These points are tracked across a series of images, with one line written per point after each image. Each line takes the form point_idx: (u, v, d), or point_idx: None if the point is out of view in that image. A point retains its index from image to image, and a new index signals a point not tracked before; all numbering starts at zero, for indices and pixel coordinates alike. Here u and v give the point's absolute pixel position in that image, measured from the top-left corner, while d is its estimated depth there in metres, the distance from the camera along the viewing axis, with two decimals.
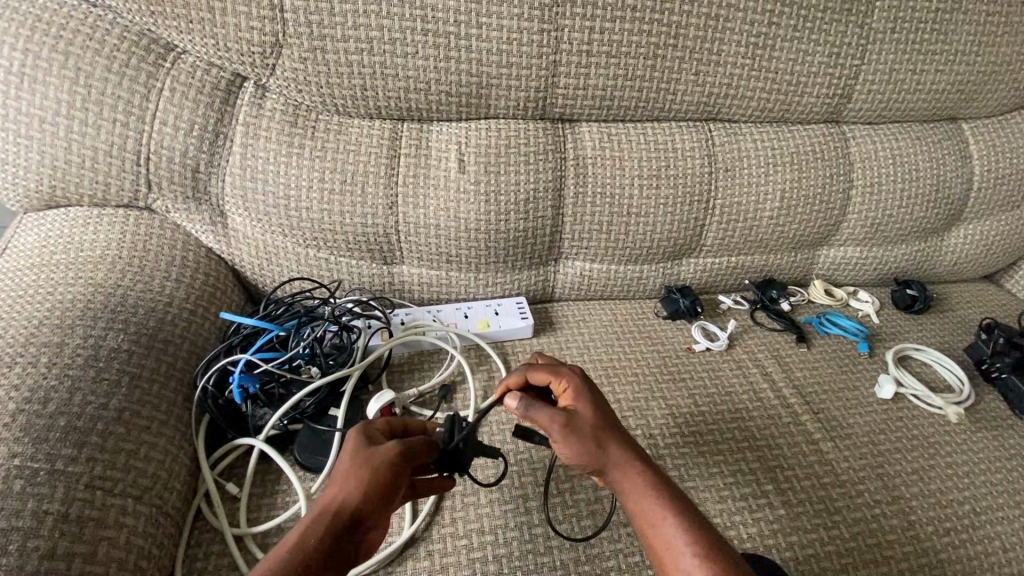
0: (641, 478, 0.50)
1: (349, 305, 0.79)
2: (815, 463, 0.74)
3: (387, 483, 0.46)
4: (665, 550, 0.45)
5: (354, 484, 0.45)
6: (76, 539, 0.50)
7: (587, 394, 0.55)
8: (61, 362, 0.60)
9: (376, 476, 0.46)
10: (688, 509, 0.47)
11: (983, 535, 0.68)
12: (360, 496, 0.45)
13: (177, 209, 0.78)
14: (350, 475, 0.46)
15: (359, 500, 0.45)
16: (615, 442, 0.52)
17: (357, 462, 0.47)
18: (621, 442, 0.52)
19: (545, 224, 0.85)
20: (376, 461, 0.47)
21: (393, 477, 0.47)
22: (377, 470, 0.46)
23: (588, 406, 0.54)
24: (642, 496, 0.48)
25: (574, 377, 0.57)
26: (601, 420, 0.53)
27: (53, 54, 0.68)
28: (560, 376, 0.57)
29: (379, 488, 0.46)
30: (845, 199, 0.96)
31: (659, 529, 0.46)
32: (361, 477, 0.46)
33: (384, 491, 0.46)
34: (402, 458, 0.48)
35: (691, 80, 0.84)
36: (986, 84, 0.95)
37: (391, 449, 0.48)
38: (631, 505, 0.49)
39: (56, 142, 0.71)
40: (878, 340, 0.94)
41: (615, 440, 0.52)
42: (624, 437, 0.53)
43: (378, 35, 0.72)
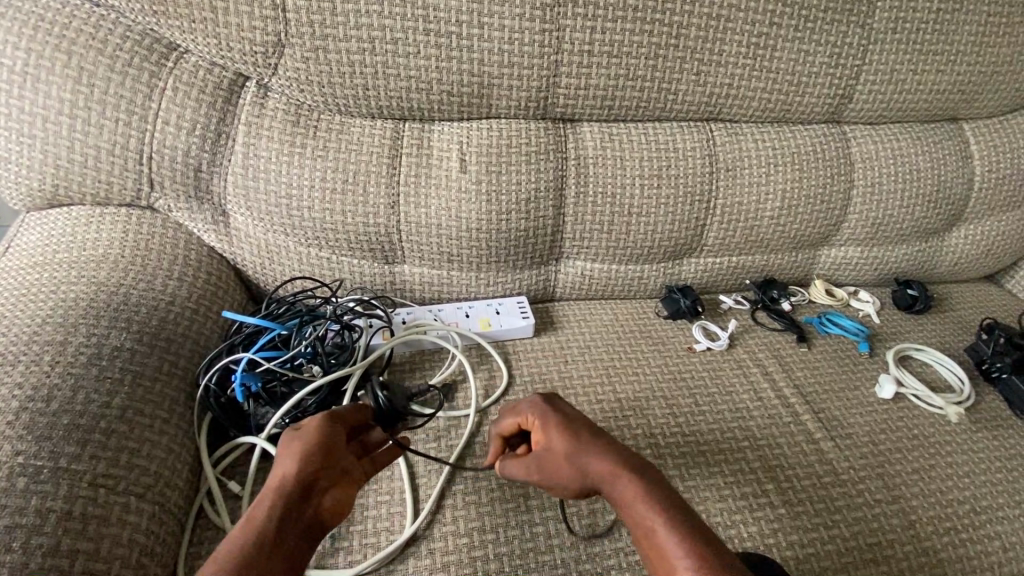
0: (622, 482, 0.49)
1: (351, 304, 0.79)
2: (815, 463, 0.74)
3: (322, 448, 0.49)
4: (659, 555, 0.45)
5: (288, 458, 0.48)
6: (79, 536, 0.50)
7: (551, 420, 0.56)
8: (64, 360, 0.60)
9: (309, 446, 0.49)
10: (674, 507, 0.47)
11: (983, 534, 0.68)
12: (298, 465, 0.47)
13: (179, 209, 0.78)
14: (287, 452, 0.49)
15: (297, 470, 0.47)
16: (589, 459, 0.51)
17: (290, 442, 0.50)
18: (596, 453, 0.52)
19: (546, 223, 0.85)
20: (306, 434, 0.50)
21: (325, 443, 0.50)
22: (307, 440, 0.49)
23: (557, 433, 0.54)
24: (628, 498, 0.48)
25: (538, 407, 0.58)
26: (574, 441, 0.53)
27: (56, 53, 0.69)
28: (524, 414, 0.58)
29: (314, 453, 0.48)
30: (846, 199, 0.96)
31: (650, 536, 0.46)
32: (294, 450, 0.48)
33: (321, 454, 0.49)
34: (329, 426, 0.52)
35: (692, 80, 0.84)
36: (987, 84, 0.95)
37: (316, 423, 0.52)
38: (624, 513, 0.49)
39: (58, 141, 0.71)
40: (878, 340, 0.94)
41: (591, 454, 0.52)
42: (596, 441, 0.53)
43: (379, 35, 0.72)
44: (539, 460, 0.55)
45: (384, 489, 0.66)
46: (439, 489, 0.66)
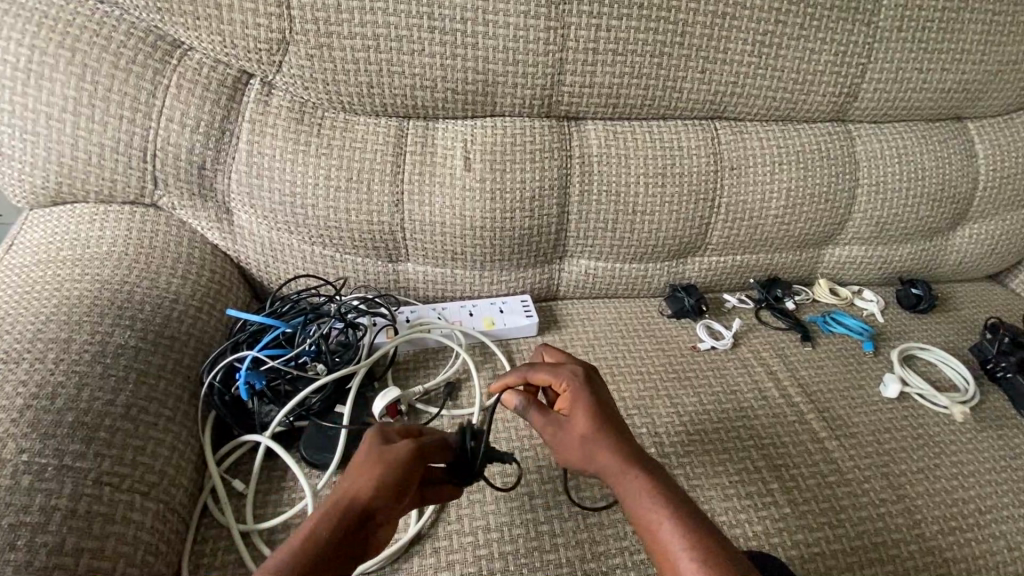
0: (633, 480, 0.49)
1: (355, 303, 0.79)
2: (820, 462, 0.74)
3: (399, 481, 0.46)
4: (663, 556, 0.45)
5: (364, 480, 0.45)
6: (84, 534, 0.50)
7: (581, 394, 0.55)
8: (69, 358, 0.60)
9: (388, 474, 0.46)
10: (684, 510, 0.47)
11: (989, 534, 0.68)
12: (373, 492, 0.45)
13: (183, 206, 0.78)
14: (366, 468, 0.46)
15: (370, 497, 0.45)
16: (606, 446, 0.51)
17: (371, 459, 0.46)
18: (614, 445, 0.52)
19: (550, 222, 0.85)
20: (391, 455, 0.47)
21: (405, 476, 0.47)
22: (390, 469, 0.46)
23: (582, 411, 0.54)
24: (636, 496, 0.48)
25: (573, 378, 0.57)
26: (597, 423, 0.53)
27: (60, 50, 0.68)
28: (554, 377, 0.58)
29: (391, 485, 0.46)
30: (851, 198, 0.96)
31: (656, 534, 0.46)
32: (372, 474, 0.45)
33: (396, 488, 0.46)
34: (415, 459, 0.48)
35: (697, 78, 0.84)
36: (992, 82, 0.95)
37: (405, 448, 0.48)
38: (628, 507, 0.49)
39: (62, 139, 0.71)
40: (883, 339, 0.94)
41: (608, 444, 0.52)
42: (616, 433, 0.53)
43: (383, 32, 0.72)
44: (555, 422, 0.55)
45: None
46: None
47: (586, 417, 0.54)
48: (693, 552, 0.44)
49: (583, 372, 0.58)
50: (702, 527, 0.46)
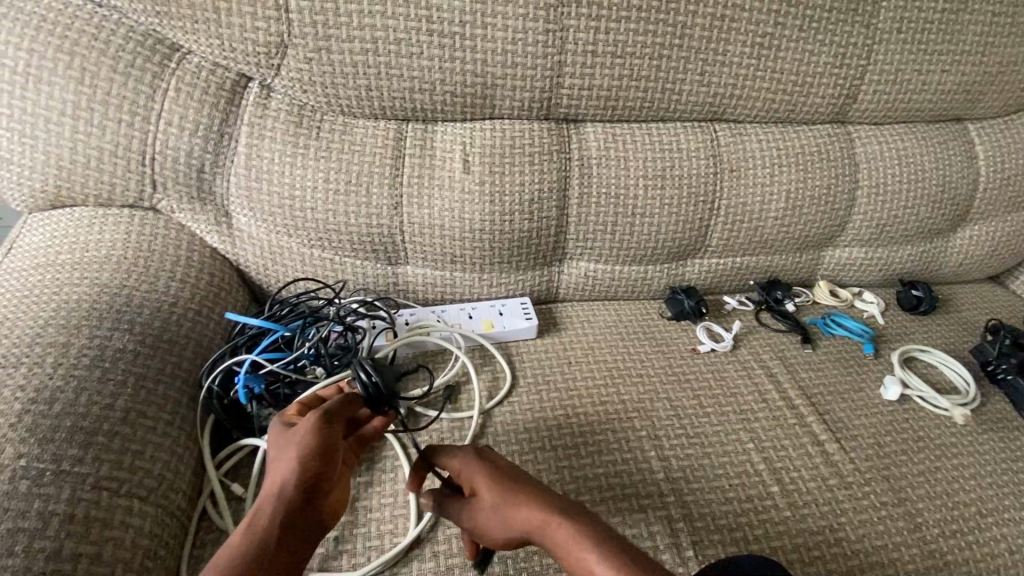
0: (557, 529, 0.48)
1: (354, 306, 0.79)
2: (821, 465, 0.74)
3: (321, 449, 0.51)
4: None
5: (285, 463, 0.49)
6: (82, 539, 0.50)
7: (474, 468, 0.53)
8: (67, 362, 0.60)
9: (305, 448, 0.50)
10: (612, 546, 0.47)
11: (990, 537, 0.68)
12: (297, 471, 0.48)
13: (182, 210, 0.78)
14: (285, 451, 0.50)
15: (296, 476, 0.48)
16: (517, 508, 0.50)
17: (286, 444, 0.51)
18: (526, 501, 0.50)
19: (550, 224, 0.85)
20: (300, 433, 0.51)
21: (325, 442, 0.51)
22: (304, 442, 0.50)
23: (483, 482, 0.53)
24: (564, 546, 0.48)
25: (461, 450, 0.55)
26: (499, 490, 0.52)
27: (59, 54, 0.68)
28: (444, 455, 0.55)
29: (312, 459, 0.50)
30: (850, 200, 0.96)
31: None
32: (291, 454, 0.50)
33: (318, 456, 0.50)
34: (326, 424, 0.53)
35: (696, 80, 0.84)
36: (992, 84, 0.94)
37: (312, 419, 0.53)
38: (563, 561, 0.48)
39: (62, 142, 0.71)
40: (883, 342, 0.94)
41: (521, 501, 0.50)
42: (523, 485, 0.52)
43: (383, 35, 0.72)
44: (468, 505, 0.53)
45: (388, 492, 0.66)
46: None
47: (487, 492, 0.52)
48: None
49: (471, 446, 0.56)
50: (629, 554, 0.46)
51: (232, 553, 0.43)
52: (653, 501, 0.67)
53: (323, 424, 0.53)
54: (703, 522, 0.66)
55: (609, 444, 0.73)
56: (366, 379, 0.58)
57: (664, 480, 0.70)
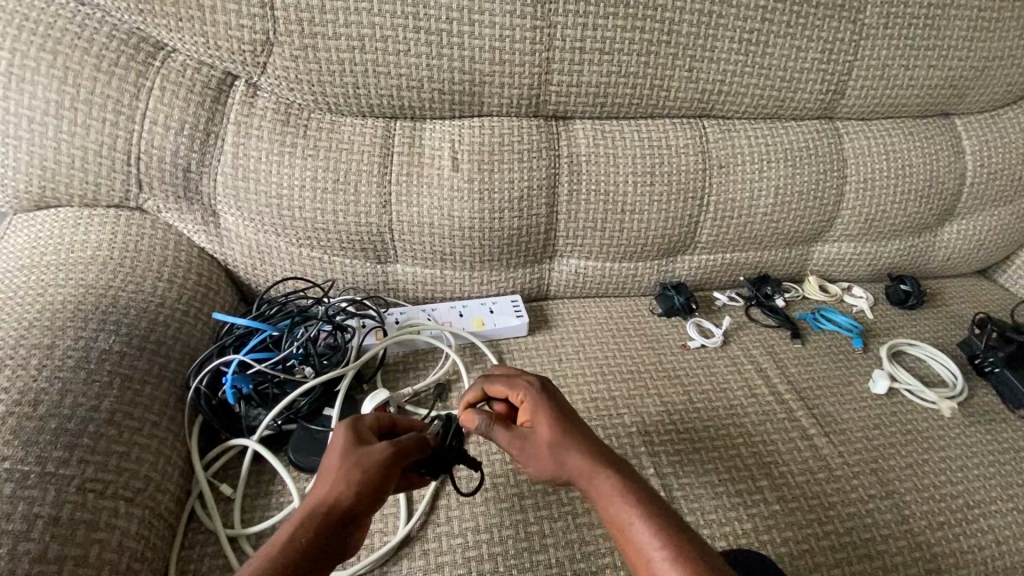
0: (603, 481, 0.49)
1: (343, 304, 0.79)
2: (810, 459, 0.74)
3: (382, 483, 0.47)
4: (639, 558, 0.45)
5: (339, 480, 0.45)
6: (67, 541, 0.49)
7: (540, 407, 0.55)
8: (52, 364, 0.59)
9: (368, 477, 0.46)
10: (657, 509, 0.47)
11: (976, 529, 0.68)
12: (352, 499, 0.45)
13: (169, 210, 0.77)
14: (345, 468, 0.46)
15: (349, 502, 0.45)
16: (573, 449, 0.51)
17: (350, 461, 0.47)
18: (580, 449, 0.52)
19: (540, 222, 0.85)
20: (368, 460, 0.47)
21: (388, 477, 0.47)
22: (371, 471, 0.46)
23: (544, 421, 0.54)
24: (607, 498, 0.48)
25: (530, 388, 0.57)
26: (558, 427, 0.53)
27: (42, 54, 0.68)
28: (514, 390, 0.58)
29: (370, 494, 0.46)
30: (839, 194, 0.96)
31: (627, 528, 0.46)
32: (351, 476, 0.46)
33: (378, 490, 0.46)
34: (394, 463, 0.48)
35: (684, 77, 0.84)
36: (979, 79, 0.95)
37: (385, 449, 0.48)
38: (603, 511, 0.48)
39: (45, 142, 0.71)
40: (872, 336, 0.94)
41: (577, 446, 0.52)
42: (583, 434, 0.53)
43: (369, 33, 0.71)
44: (519, 436, 0.54)
45: None
46: (432, 490, 0.65)
47: (545, 428, 0.53)
48: (668, 549, 0.44)
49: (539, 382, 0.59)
50: (670, 524, 0.46)
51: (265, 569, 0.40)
52: None
53: (392, 461, 0.48)
54: (693, 517, 0.66)
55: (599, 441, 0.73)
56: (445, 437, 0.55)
57: (655, 475, 0.70)
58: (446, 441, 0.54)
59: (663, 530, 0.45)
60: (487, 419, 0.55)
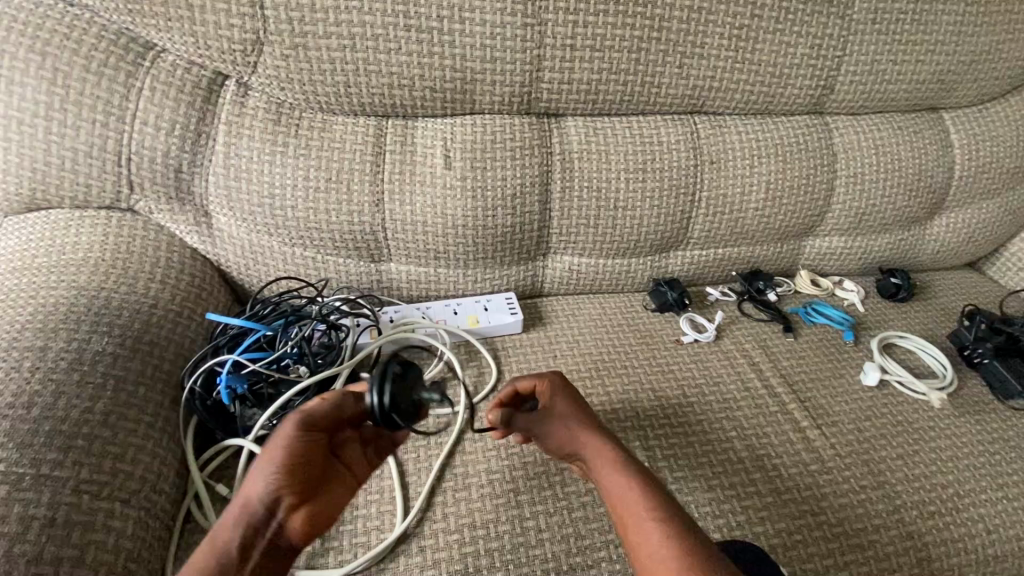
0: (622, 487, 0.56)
1: (338, 304, 0.79)
2: (802, 451, 0.75)
3: (295, 466, 0.49)
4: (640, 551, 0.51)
5: (250, 476, 0.48)
6: (63, 543, 0.49)
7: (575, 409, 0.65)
8: (45, 366, 0.59)
9: (272, 465, 0.48)
10: (664, 508, 0.53)
11: (966, 518, 0.69)
12: (262, 489, 0.47)
13: (160, 210, 0.77)
14: (259, 462, 0.49)
15: (262, 493, 0.47)
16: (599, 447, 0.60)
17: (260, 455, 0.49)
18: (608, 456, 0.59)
19: (533, 219, 0.85)
20: (275, 446, 0.49)
21: (302, 459, 0.49)
22: (278, 461, 0.48)
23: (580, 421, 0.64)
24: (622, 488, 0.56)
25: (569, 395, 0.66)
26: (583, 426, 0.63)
27: (30, 55, 0.67)
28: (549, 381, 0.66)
29: (282, 478, 0.48)
30: (830, 189, 0.97)
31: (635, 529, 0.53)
32: (263, 470, 0.48)
33: (293, 474, 0.49)
34: (303, 441, 0.50)
35: (675, 73, 0.84)
36: (966, 73, 0.96)
37: (288, 432, 0.50)
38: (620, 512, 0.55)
39: (35, 144, 0.70)
40: (863, 329, 0.95)
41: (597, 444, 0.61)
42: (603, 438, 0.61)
43: (359, 32, 0.71)
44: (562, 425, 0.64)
45: (375, 488, 0.66)
46: (428, 487, 0.66)
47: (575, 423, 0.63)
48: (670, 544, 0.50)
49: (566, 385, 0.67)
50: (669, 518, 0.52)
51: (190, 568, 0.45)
52: None
53: (301, 438, 0.50)
54: (688, 509, 0.67)
55: None
56: (373, 400, 0.48)
57: (649, 469, 0.70)
58: (375, 403, 0.48)
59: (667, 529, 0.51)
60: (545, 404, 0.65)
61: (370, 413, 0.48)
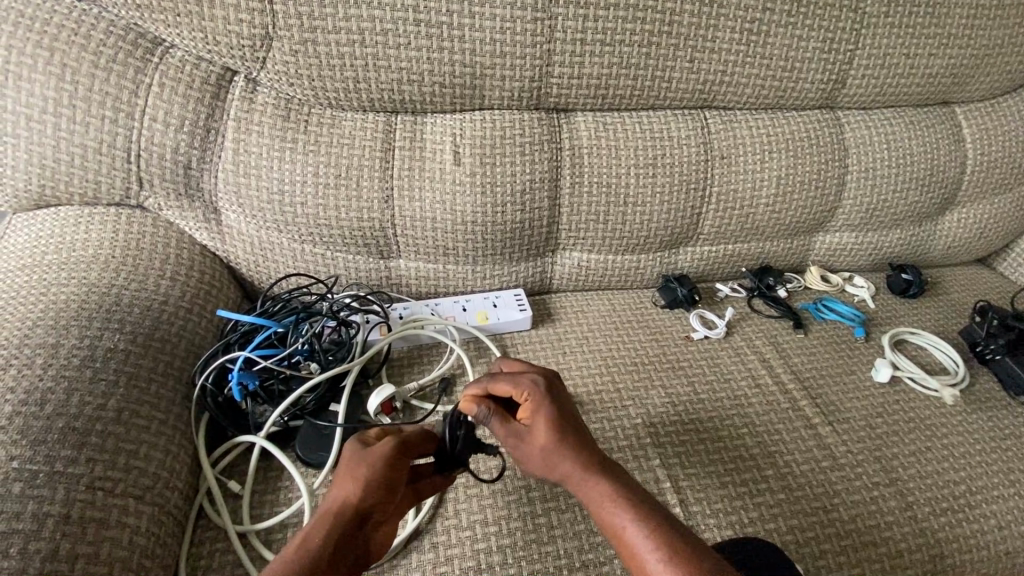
0: (598, 488, 0.51)
1: (347, 300, 0.79)
2: (814, 448, 0.74)
3: (386, 477, 0.49)
4: (633, 557, 0.48)
5: (346, 481, 0.48)
6: (78, 540, 0.49)
7: (542, 413, 0.53)
8: (57, 363, 0.59)
9: (372, 472, 0.49)
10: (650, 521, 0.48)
11: (979, 514, 0.69)
12: (358, 496, 0.48)
13: (170, 207, 0.77)
14: (351, 469, 0.49)
15: (357, 499, 0.47)
16: (571, 457, 0.52)
17: (354, 462, 0.49)
18: (573, 452, 0.52)
19: (542, 215, 0.85)
20: (374, 456, 0.50)
21: (391, 472, 0.50)
22: (374, 467, 0.49)
23: (544, 425, 0.53)
24: (601, 502, 0.50)
25: (536, 387, 0.55)
26: (558, 434, 0.53)
27: (39, 50, 0.67)
28: (528, 390, 0.54)
29: (378, 487, 0.49)
30: (841, 184, 0.96)
31: (625, 539, 0.48)
32: (360, 475, 0.48)
33: (384, 485, 0.49)
34: (398, 455, 0.51)
35: (685, 68, 0.83)
36: (979, 67, 0.95)
37: (388, 445, 0.51)
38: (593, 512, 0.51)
39: (43, 140, 0.70)
40: (874, 325, 0.95)
41: (574, 455, 0.52)
42: (584, 450, 0.53)
43: (369, 27, 0.71)
44: (516, 434, 0.53)
45: None
46: None
47: (543, 432, 0.52)
48: (664, 555, 0.46)
49: (544, 382, 0.56)
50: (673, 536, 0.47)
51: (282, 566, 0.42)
52: (649, 487, 0.68)
53: (396, 453, 0.51)
54: (700, 506, 0.67)
55: (604, 432, 0.73)
56: (450, 436, 0.54)
57: (660, 466, 0.70)
58: (450, 440, 0.54)
59: (659, 535, 0.47)
60: (486, 414, 0.54)
61: (443, 447, 0.54)
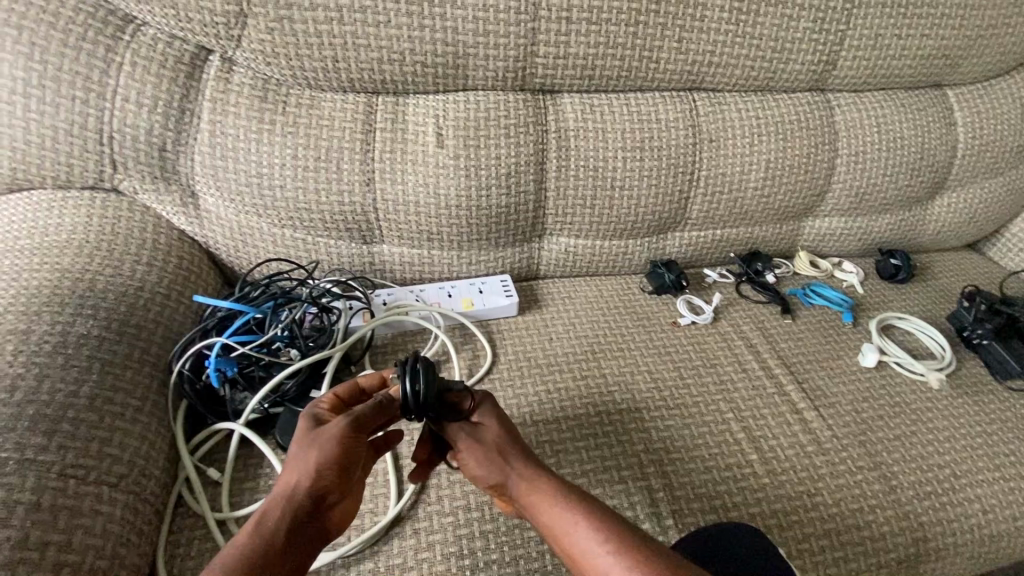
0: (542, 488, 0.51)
1: (329, 286, 0.77)
2: (799, 432, 0.74)
3: (341, 456, 0.49)
4: (580, 554, 0.47)
5: (300, 464, 0.47)
6: (49, 528, 0.48)
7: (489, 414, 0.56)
8: (28, 350, 0.58)
9: (325, 453, 0.48)
10: (593, 512, 0.49)
11: (963, 498, 0.69)
12: (311, 478, 0.47)
13: (145, 191, 0.75)
14: (303, 452, 0.48)
15: (310, 482, 0.47)
16: (515, 458, 0.53)
17: (306, 444, 0.49)
18: (518, 456, 0.54)
19: (528, 199, 0.83)
20: (326, 436, 0.49)
21: (346, 452, 0.49)
22: (328, 449, 0.48)
23: (491, 425, 0.55)
24: (543, 504, 0.50)
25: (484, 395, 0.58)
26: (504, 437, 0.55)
27: (4, 28, 0.65)
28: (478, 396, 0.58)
29: (333, 467, 0.48)
30: (830, 168, 0.95)
31: (568, 533, 0.48)
32: (313, 457, 0.48)
33: (340, 464, 0.49)
34: (352, 433, 0.50)
35: (673, 48, 0.82)
36: (972, 48, 0.93)
37: (338, 424, 0.50)
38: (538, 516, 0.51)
39: (12, 122, 0.68)
40: (862, 310, 0.94)
41: (517, 456, 0.54)
42: (525, 454, 0.54)
43: (347, 4, 0.69)
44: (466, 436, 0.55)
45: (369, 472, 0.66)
46: None
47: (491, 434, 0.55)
48: (607, 543, 0.46)
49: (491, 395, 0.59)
50: (617, 526, 0.47)
51: (237, 550, 0.42)
52: (633, 472, 0.68)
53: (350, 431, 0.50)
54: (683, 491, 0.66)
55: (588, 418, 0.73)
56: (410, 391, 0.50)
57: (645, 451, 0.70)
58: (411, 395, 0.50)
59: (605, 527, 0.47)
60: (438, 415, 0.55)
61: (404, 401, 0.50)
